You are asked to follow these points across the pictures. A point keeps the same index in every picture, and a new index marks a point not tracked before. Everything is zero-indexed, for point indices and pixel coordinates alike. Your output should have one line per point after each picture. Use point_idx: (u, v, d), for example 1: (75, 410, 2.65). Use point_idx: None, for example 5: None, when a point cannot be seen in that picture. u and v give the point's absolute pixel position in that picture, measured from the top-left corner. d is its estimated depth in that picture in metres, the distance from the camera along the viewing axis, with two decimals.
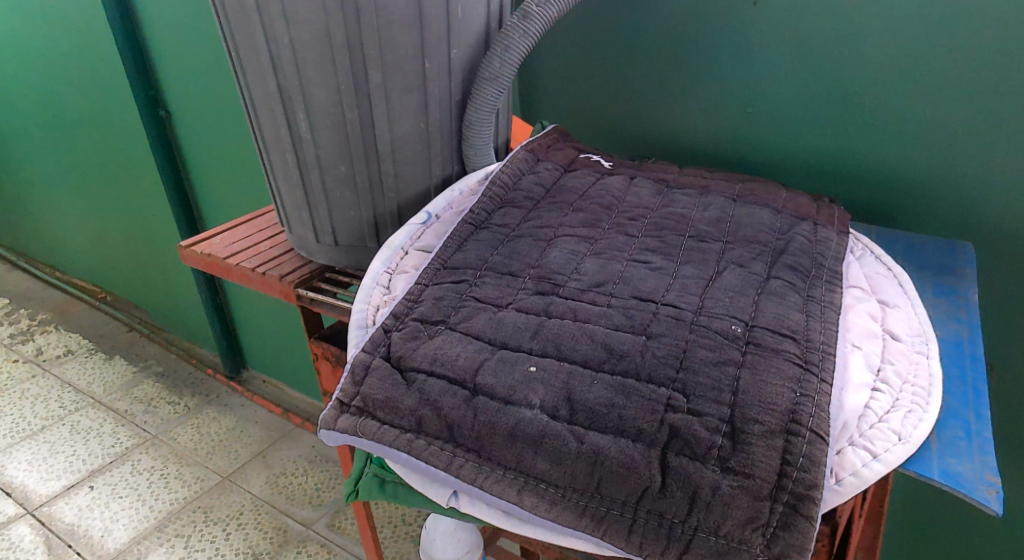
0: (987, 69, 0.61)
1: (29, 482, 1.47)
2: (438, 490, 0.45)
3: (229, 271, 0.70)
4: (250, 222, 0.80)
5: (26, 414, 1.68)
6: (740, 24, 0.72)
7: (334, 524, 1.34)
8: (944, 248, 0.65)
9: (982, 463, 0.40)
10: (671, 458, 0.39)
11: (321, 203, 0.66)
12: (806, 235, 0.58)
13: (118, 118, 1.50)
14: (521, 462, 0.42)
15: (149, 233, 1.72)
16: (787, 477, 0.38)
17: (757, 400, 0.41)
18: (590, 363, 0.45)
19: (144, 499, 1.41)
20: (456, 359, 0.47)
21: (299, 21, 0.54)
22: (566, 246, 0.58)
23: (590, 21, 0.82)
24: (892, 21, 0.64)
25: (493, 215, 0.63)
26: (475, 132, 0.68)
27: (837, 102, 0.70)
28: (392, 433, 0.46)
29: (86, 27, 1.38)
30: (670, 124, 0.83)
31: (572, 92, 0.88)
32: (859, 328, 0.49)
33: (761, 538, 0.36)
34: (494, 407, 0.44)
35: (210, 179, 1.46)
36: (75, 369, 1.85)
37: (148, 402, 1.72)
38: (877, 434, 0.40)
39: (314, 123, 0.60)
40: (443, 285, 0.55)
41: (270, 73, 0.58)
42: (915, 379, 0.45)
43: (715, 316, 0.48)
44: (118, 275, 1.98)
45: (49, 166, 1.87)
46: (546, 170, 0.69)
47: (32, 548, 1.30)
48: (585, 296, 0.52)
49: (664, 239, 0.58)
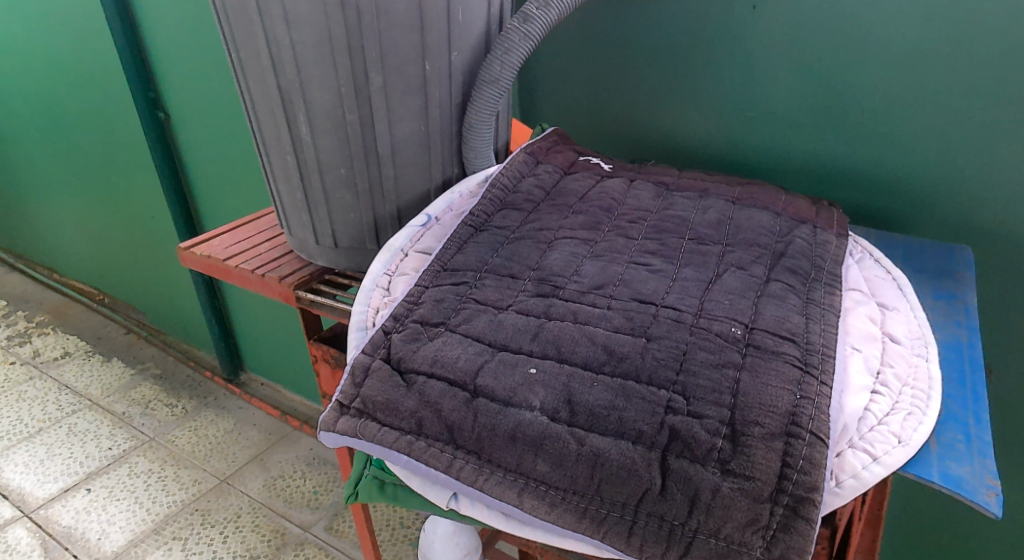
0: (986, 71, 0.62)
1: (25, 485, 1.46)
2: (438, 492, 0.45)
3: (229, 273, 0.70)
4: (249, 225, 0.80)
5: (23, 416, 1.68)
6: (740, 28, 0.73)
7: (333, 527, 1.34)
8: (944, 253, 0.65)
9: (981, 466, 0.40)
10: (671, 460, 0.39)
11: (321, 204, 0.66)
12: (806, 238, 0.58)
13: (118, 121, 1.50)
14: (522, 464, 0.42)
15: (147, 233, 1.72)
16: (787, 479, 0.38)
17: (757, 403, 0.41)
18: (590, 365, 0.45)
19: (142, 501, 1.41)
20: (456, 361, 0.47)
21: (300, 24, 0.54)
22: (567, 248, 0.58)
23: (589, 26, 0.82)
24: (889, 25, 0.64)
25: (494, 217, 0.64)
26: (475, 135, 0.68)
27: (834, 109, 0.71)
28: (392, 435, 0.45)
29: (85, 28, 1.38)
30: (670, 128, 0.83)
31: (572, 96, 0.89)
32: (859, 331, 0.49)
33: (760, 540, 0.37)
34: (494, 409, 0.44)
35: (209, 182, 1.47)
36: (72, 371, 1.85)
37: (146, 404, 1.71)
38: (876, 436, 0.40)
39: (314, 126, 0.60)
40: (442, 288, 0.55)
41: (271, 75, 0.58)
42: (915, 381, 0.45)
43: (715, 319, 0.48)
44: (116, 277, 1.98)
45: (48, 167, 1.87)
46: (546, 172, 0.70)
47: (29, 551, 1.30)
48: (585, 298, 0.52)
49: (664, 241, 0.58)
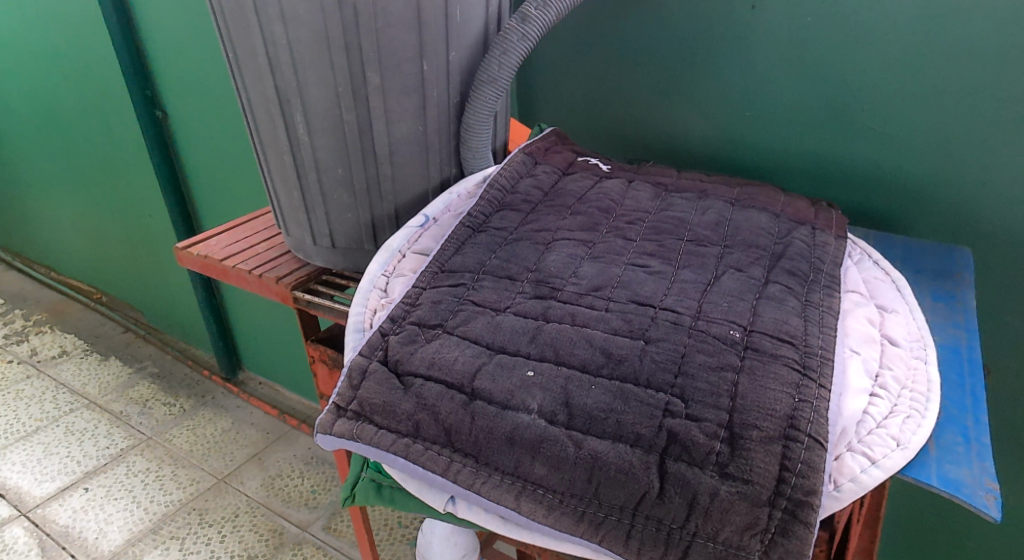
0: (985, 71, 0.61)
1: (23, 484, 1.46)
2: (436, 495, 0.45)
3: (227, 274, 0.69)
4: (246, 224, 0.80)
5: (20, 414, 1.67)
6: (738, 28, 0.72)
7: (331, 527, 1.34)
8: (942, 254, 0.65)
9: (980, 470, 0.40)
10: (670, 463, 0.39)
11: (319, 205, 0.65)
12: (804, 239, 0.58)
13: (116, 120, 1.50)
14: (520, 467, 0.42)
15: (144, 231, 1.71)
16: (786, 482, 0.37)
17: (756, 405, 0.41)
18: (589, 367, 0.45)
19: (139, 501, 1.40)
20: (454, 363, 0.47)
21: (297, 23, 0.53)
22: (565, 249, 0.58)
23: (589, 25, 0.82)
24: (888, 26, 0.64)
25: (492, 218, 0.63)
26: (474, 135, 0.68)
27: (833, 110, 0.71)
28: (389, 438, 0.45)
29: (82, 24, 1.38)
30: (669, 129, 0.83)
31: (571, 97, 0.88)
32: (858, 334, 0.49)
33: (759, 544, 0.36)
34: (491, 411, 0.44)
35: (207, 181, 1.46)
36: (69, 370, 1.84)
37: (143, 403, 1.71)
38: (875, 439, 0.40)
39: (311, 126, 0.60)
40: (441, 289, 0.55)
41: (269, 74, 0.58)
42: (914, 384, 0.45)
43: (713, 321, 0.47)
44: (114, 275, 1.98)
45: (47, 166, 1.86)
46: (544, 172, 0.70)
47: (26, 550, 1.30)
48: (583, 300, 0.51)
49: (663, 243, 0.58)
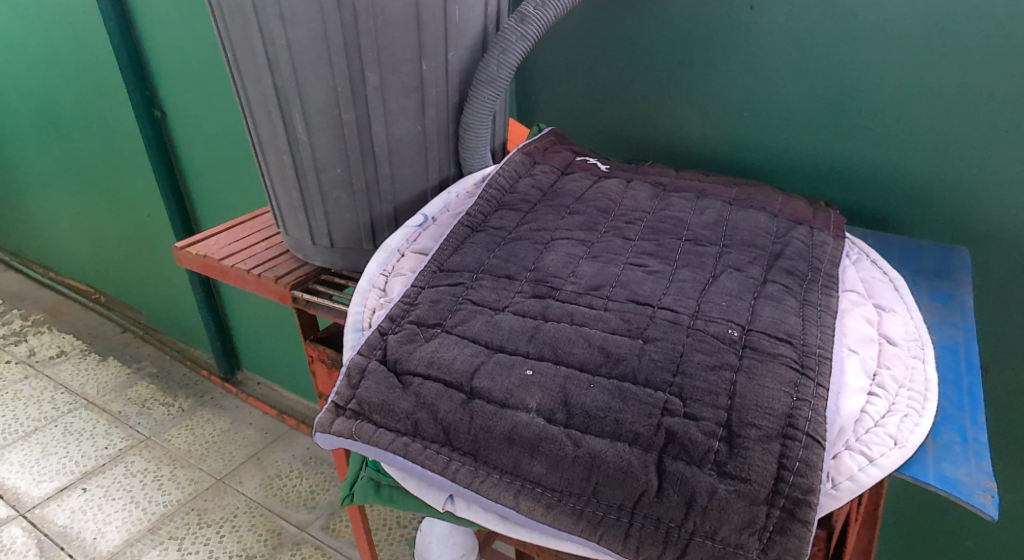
0: (983, 71, 0.62)
1: (21, 485, 1.45)
2: (434, 494, 0.45)
3: (225, 273, 0.69)
4: (245, 224, 0.80)
5: (19, 414, 1.67)
6: (737, 28, 0.72)
7: (330, 527, 1.34)
8: (940, 254, 0.65)
9: (977, 468, 0.40)
10: (668, 462, 0.39)
11: (317, 204, 0.65)
12: (802, 239, 0.58)
13: (115, 119, 1.49)
14: (518, 466, 0.42)
15: (142, 230, 1.71)
16: (783, 481, 0.38)
17: (753, 404, 0.41)
18: (587, 366, 0.45)
19: (137, 501, 1.40)
20: (452, 363, 0.47)
21: (296, 23, 0.54)
22: (564, 249, 0.58)
23: (588, 26, 0.82)
24: (886, 26, 0.64)
25: (490, 218, 0.63)
26: (472, 135, 0.68)
27: (831, 110, 0.71)
28: (388, 437, 0.45)
29: (81, 23, 1.37)
30: (668, 129, 0.83)
31: (570, 97, 0.88)
32: (856, 333, 0.49)
33: (757, 542, 0.37)
34: (490, 410, 0.44)
35: (205, 181, 1.46)
36: (68, 370, 1.84)
37: (142, 403, 1.71)
38: (873, 438, 0.40)
39: (310, 126, 0.60)
40: (440, 289, 0.55)
41: (268, 74, 0.58)
42: (911, 383, 0.45)
43: (712, 320, 0.47)
44: (112, 275, 1.98)
45: (45, 166, 1.86)
46: (543, 172, 0.70)
47: (24, 551, 1.30)
48: (582, 300, 0.51)
49: (662, 243, 0.58)
